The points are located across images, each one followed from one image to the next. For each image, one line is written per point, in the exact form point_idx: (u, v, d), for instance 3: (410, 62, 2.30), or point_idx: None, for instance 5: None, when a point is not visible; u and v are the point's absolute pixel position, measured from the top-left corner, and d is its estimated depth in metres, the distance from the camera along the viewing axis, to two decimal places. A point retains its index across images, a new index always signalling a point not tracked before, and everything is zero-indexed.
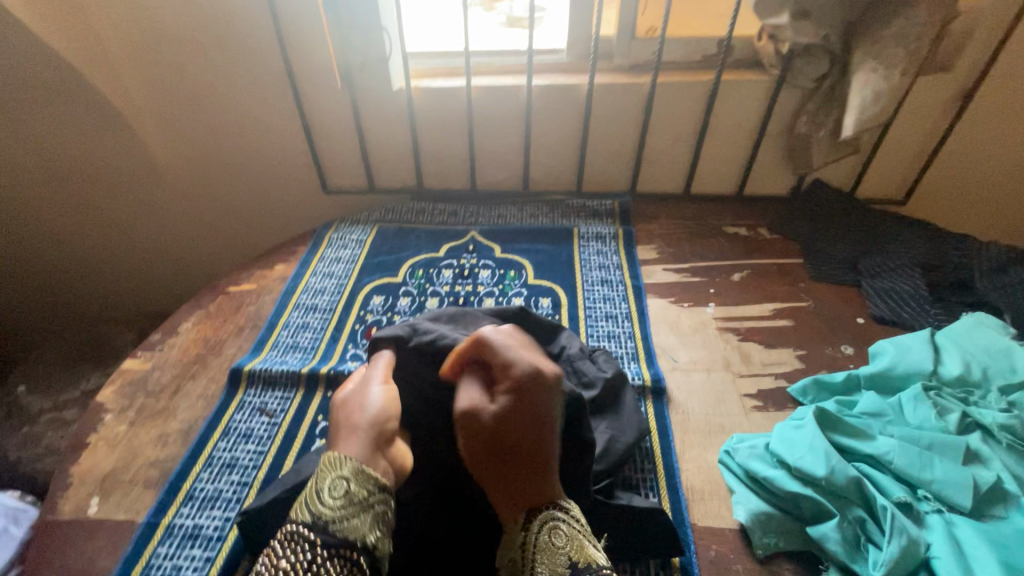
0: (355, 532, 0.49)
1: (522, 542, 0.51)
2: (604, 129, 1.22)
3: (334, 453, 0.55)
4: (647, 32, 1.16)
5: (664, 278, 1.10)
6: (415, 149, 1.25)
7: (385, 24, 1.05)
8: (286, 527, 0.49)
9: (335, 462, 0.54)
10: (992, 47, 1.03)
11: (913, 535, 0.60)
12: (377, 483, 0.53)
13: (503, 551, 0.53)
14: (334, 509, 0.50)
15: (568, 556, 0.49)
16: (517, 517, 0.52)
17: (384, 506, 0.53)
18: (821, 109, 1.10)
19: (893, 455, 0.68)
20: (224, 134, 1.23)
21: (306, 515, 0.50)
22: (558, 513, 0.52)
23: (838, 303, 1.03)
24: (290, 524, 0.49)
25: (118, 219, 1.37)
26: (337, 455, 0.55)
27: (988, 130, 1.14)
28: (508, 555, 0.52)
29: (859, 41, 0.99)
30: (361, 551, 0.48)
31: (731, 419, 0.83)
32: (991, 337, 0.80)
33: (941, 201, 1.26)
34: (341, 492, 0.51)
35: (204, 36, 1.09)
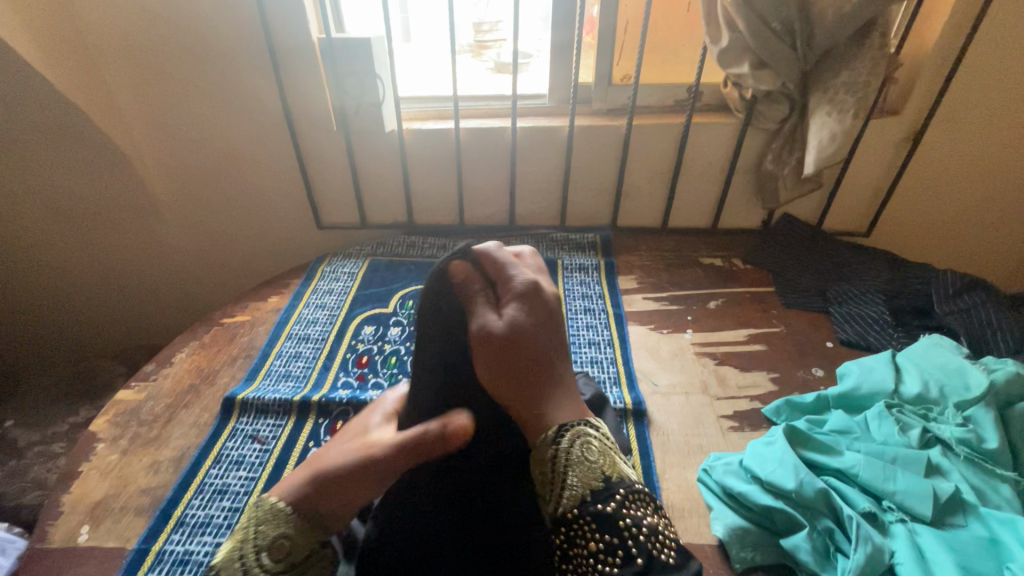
0: None
1: (554, 457, 0.54)
2: (585, 168, 1.29)
3: (273, 500, 0.56)
4: (622, 79, 1.26)
5: (644, 306, 1.15)
6: (406, 186, 1.31)
7: (379, 72, 1.13)
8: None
9: (275, 516, 0.54)
10: (935, 93, 1.13)
11: (877, 543, 0.64)
12: (318, 542, 0.55)
13: (533, 465, 0.55)
14: (274, 570, 0.52)
15: (603, 470, 0.54)
16: (550, 430, 0.55)
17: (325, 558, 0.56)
18: (785, 148, 1.18)
19: (859, 468, 0.72)
20: (223, 173, 1.28)
21: (242, 572, 0.52)
22: (592, 432, 0.56)
23: (808, 328, 1.09)
24: None
25: (115, 254, 1.41)
26: (279, 505, 0.55)
27: (939, 166, 1.23)
28: (539, 469, 0.54)
29: (813, 88, 1.08)
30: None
31: (709, 440, 0.87)
32: (945, 356, 0.86)
33: (901, 233, 1.34)
34: (280, 552, 0.53)
35: (209, 84, 1.16)
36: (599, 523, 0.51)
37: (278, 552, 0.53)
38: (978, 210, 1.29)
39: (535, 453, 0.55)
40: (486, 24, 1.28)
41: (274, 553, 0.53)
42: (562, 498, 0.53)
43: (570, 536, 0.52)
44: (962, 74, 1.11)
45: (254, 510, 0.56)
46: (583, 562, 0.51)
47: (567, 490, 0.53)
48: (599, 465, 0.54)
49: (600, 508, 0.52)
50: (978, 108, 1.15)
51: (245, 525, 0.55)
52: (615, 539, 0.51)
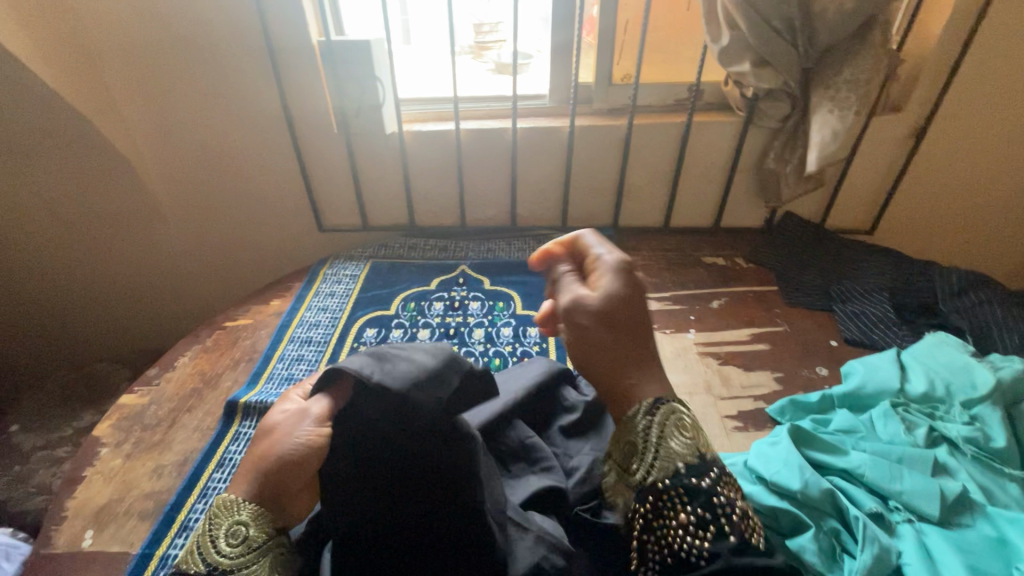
0: None
1: (644, 428, 0.58)
2: (586, 168, 1.29)
3: (226, 495, 0.57)
4: (622, 79, 1.26)
5: (646, 306, 1.15)
6: (407, 188, 1.31)
7: (379, 74, 1.13)
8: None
9: (231, 506, 0.56)
10: (938, 90, 1.13)
11: (884, 543, 0.64)
12: (274, 528, 0.56)
13: (622, 434, 0.60)
14: (233, 556, 0.53)
15: (694, 447, 0.57)
16: (646, 406, 0.60)
17: (283, 546, 0.57)
18: (787, 146, 1.18)
19: (864, 468, 0.71)
20: (224, 176, 1.28)
21: (203, 563, 0.53)
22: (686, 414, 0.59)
23: (812, 327, 1.08)
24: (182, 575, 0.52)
25: (118, 258, 1.41)
26: (232, 498, 0.57)
27: (942, 162, 1.22)
28: (628, 437, 0.59)
29: (815, 86, 1.07)
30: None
31: (713, 440, 0.86)
32: (951, 354, 0.86)
33: (905, 230, 1.34)
34: (238, 538, 0.54)
35: (210, 88, 1.16)
36: (690, 497, 0.54)
37: (235, 539, 0.54)
38: (982, 207, 1.28)
39: (624, 426, 0.60)
40: (487, 25, 1.28)
41: (232, 540, 0.54)
42: (648, 468, 0.57)
43: (658, 508, 0.55)
44: (965, 70, 1.10)
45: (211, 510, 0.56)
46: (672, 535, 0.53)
47: (655, 460, 0.57)
48: (690, 443, 0.56)
49: (688, 483, 0.55)
50: (982, 104, 1.14)
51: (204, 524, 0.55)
52: (708, 515, 0.53)
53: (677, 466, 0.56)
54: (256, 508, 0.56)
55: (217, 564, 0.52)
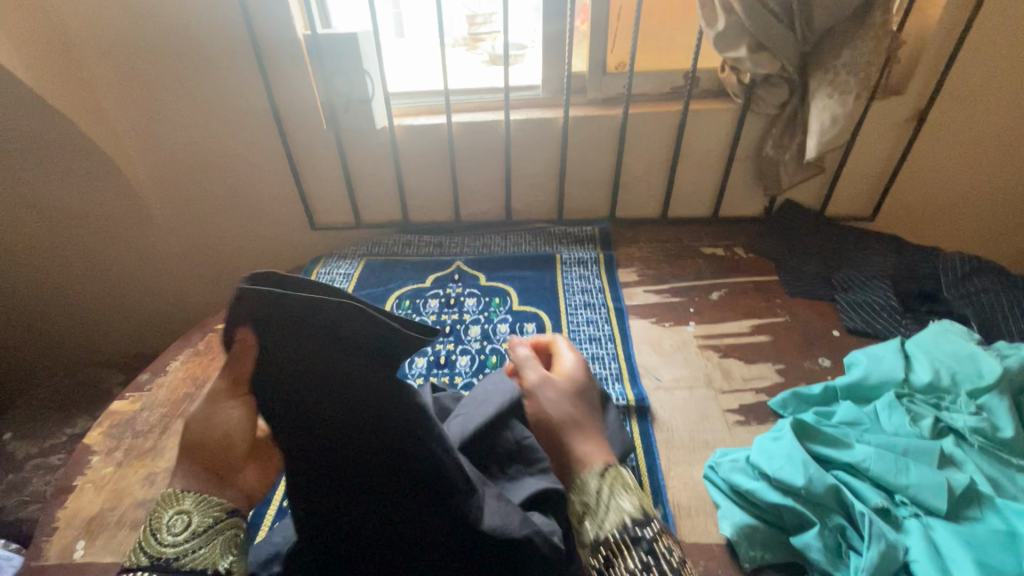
0: (206, 559, 0.49)
1: (596, 487, 0.55)
2: (581, 159, 1.27)
3: (167, 489, 0.54)
4: (617, 67, 1.23)
5: (645, 299, 1.13)
6: (399, 183, 1.29)
7: (367, 68, 1.11)
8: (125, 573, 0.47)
9: (171, 497, 0.53)
10: (939, 71, 1.10)
11: (891, 539, 0.62)
12: (222, 510, 0.54)
13: (575, 496, 0.56)
14: (182, 541, 0.50)
15: (638, 503, 0.53)
16: (591, 471, 0.56)
17: (234, 529, 0.53)
18: (785, 133, 1.15)
19: (870, 462, 0.70)
20: (213, 176, 1.26)
21: (145, 557, 0.48)
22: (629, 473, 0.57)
23: (814, 317, 1.06)
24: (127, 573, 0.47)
25: (108, 261, 1.39)
26: (173, 491, 0.54)
27: (943, 145, 1.20)
28: (581, 499, 0.56)
29: (814, 70, 1.05)
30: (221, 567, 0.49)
31: (715, 435, 0.85)
32: (956, 343, 0.84)
33: (907, 216, 1.31)
34: (182, 526, 0.51)
35: (194, 85, 1.14)
36: (634, 545, 0.51)
37: (180, 525, 0.51)
38: (984, 191, 1.26)
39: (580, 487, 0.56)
40: (480, 16, 1.26)
41: (175, 527, 0.51)
42: (601, 525, 0.53)
43: (606, 560, 0.51)
44: (966, 52, 1.08)
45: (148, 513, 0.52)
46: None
47: (604, 515, 0.53)
48: (636, 499, 0.54)
49: (633, 534, 0.51)
50: (984, 86, 1.12)
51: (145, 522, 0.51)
52: (649, 560, 0.50)
53: (618, 517, 0.52)
54: (193, 492, 0.54)
55: (168, 553, 0.48)
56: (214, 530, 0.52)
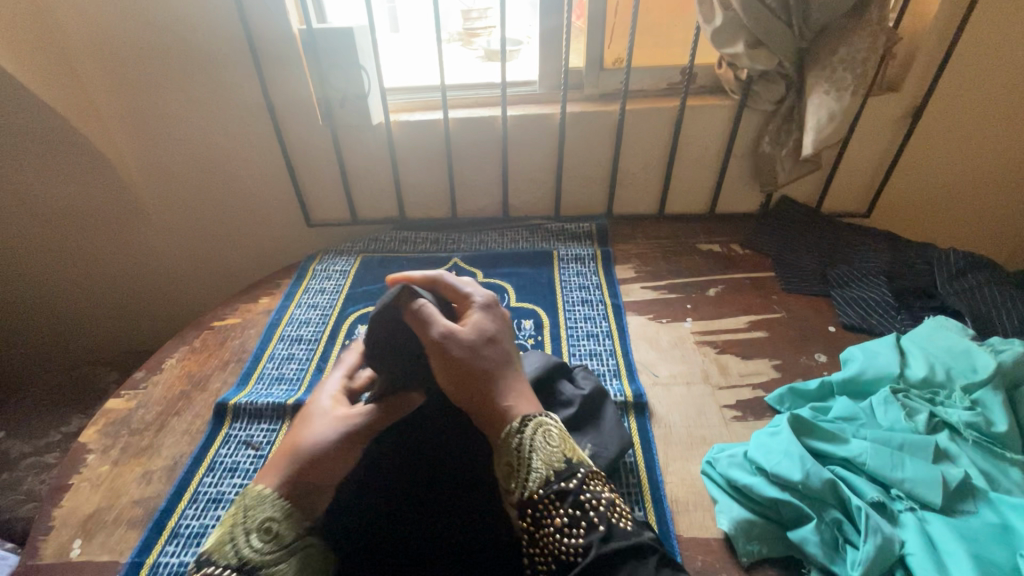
0: None
1: (520, 442, 0.60)
2: (578, 156, 1.27)
3: (259, 487, 0.62)
4: (614, 63, 1.22)
5: (642, 296, 1.13)
6: (396, 180, 1.28)
7: (363, 63, 1.10)
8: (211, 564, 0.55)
9: (264, 501, 0.60)
10: (935, 67, 1.10)
11: (887, 533, 0.63)
12: (304, 528, 0.60)
13: (499, 454, 0.60)
14: (263, 551, 0.57)
15: (562, 455, 0.60)
16: (511, 425, 0.61)
17: (311, 547, 0.60)
18: (782, 130, 1.16)
19: (866, 457, 0.70)
20: (206, 172, 1.25)
21: (234, 556, 0.56)
22: (549, 421, 0.63)
23: (810, 313, 1.07)
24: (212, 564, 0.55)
25: (102, 258, 1.38)
26: (266, 492, 0.62)
27: (938, 142, 1.20)
28: (506, 458, 0.60)
29: (811, 66, 1.05)
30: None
31: (712, 430, 0.85)
32: (951, 338, 0.84)
33: (902, 212, 1.32)
34: (268, 535, 0.58)
35: (187, 80, 1.12)
36: (561, 500, 0.57)
37: (264, 535, 0.58)
38: (977, 188, 1.27)
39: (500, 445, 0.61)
40: (475, 11, 1.24)
41: (260, 536, 0.58)
42: (528, 481, 0.58)
43: (536, 517, 0.57)
44: (961, 48, 1.08)
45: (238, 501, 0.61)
46: (550, 539, 0.56)
47: (531, 472, 0.59)
48: (557, 452, 0.60)
49: (558, 486, 0.58)
50: (979, 83, 1.12)
51: (234, 513, 0.60)
52: (577, 513, 0.56)
53: (540, 474, 0.59)
54: (285, 503, 0.61)
55: (247, 561, 0.56)
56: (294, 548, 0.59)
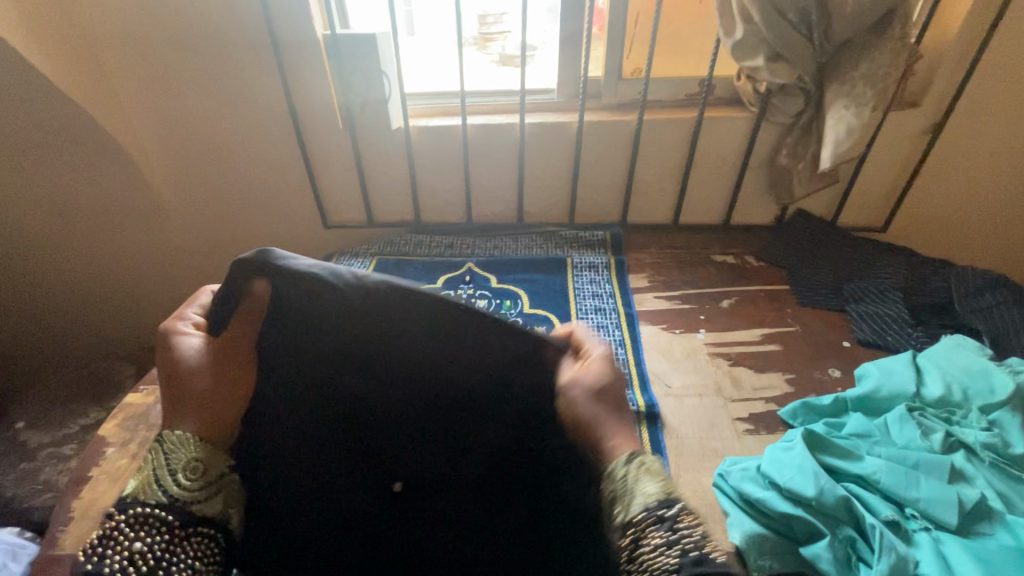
0: (203, 510, 0.56)
1: (622, 472, 0.54)
2: (594, 164, 1.27)
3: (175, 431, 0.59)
4: (632, 73, 1.23)
5: (655, 305, 1.14)
6: (413, 184, 1.29)
7: (385, 69, 1.11)
8: (140, 506, 0.54)
9: (184, 442, 0.59)
10: (956, 84, 1.10)
11: (901, 552, 0.62)
12: (228, 464, 0.60)
13: (605, 481, 0.55)
14: (191, 489, 0.56)
15: (665, 486, 0.52)
16: (618, 457, 0.55)
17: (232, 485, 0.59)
18: (799, 143, 1.16)
19: (880, 474, 0.70)
20: (227, 171, 1.27)
21: (162, 495, 0.55)
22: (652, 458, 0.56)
23: (824, 328, 1.07)
24: (138, 505, 0.54)
25: (122, 254, 1.41)
26: (184, 434, 0.59)
27: (957, 160, 1.20)
28: (611, 487, 0.54)
29: (830, 81, 1.05)
30: (220, 526, 0.57)
31: (724, 443, 0.85)
32: (969, 358, 0.83)
33: (918, 229, 1.31)
34: (194, 471, 0.57)
35: (212, 81, 1.14)
36: (663, 533, 0.49)
37: (190, 472, 0.57)
38: (996, 206, 1.26)
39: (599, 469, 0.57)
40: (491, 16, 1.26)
41: (187, 473, 0.57)
42: (628, 508, 0.52)
43: (637, 548, 0.50)
44: (984, 65, 1.08)
45: (156, 441, 0.59)
46: (651, 567, 0.48)
47: (636, 498, 0.52)
48: (660, 482, 0.53)
49: (659, 515, 0.50)
50: (1001, 100, 1.11)
51: (150, 458, 0.58)
52: (677, 548, 0.48)
53: (644, 497, 0.51)
54: (203, 442, 0.59)
55: (173, 499, 0.55)
56: (223, 483, 0.58)
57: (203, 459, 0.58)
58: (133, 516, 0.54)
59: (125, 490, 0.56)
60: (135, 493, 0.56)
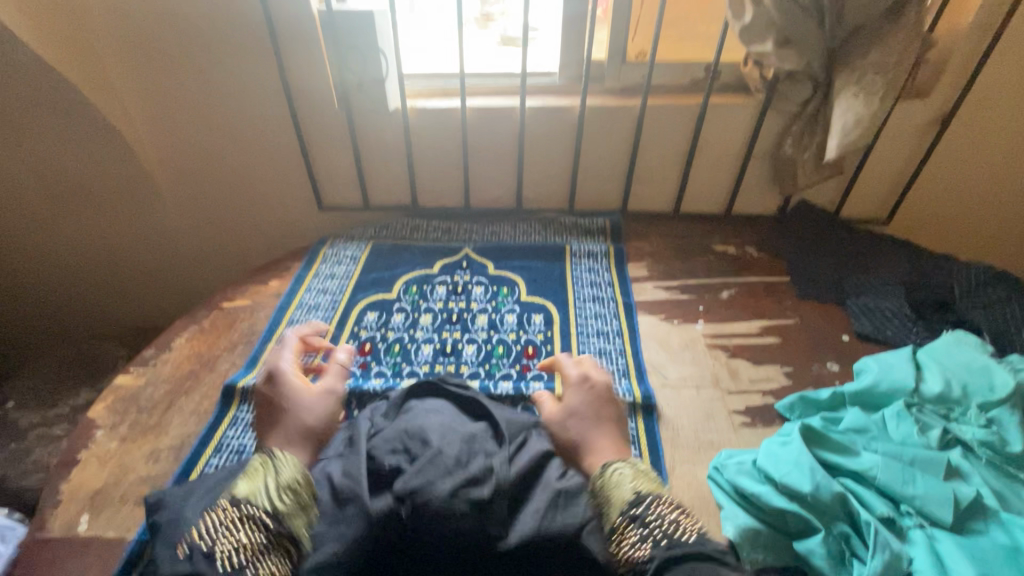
0: (297, 527, 0.62)
1: (597, 484, 0.67)
2: (595, 150, 1.25)
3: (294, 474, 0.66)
4: (637, 57, 1.20)
5: (654, 295, 1.12)
6: (410, 167, 1.27)
7: (383, 47, 1.08)
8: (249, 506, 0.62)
9: (290, 465, 0.66)
10: (967, 74, 1.08)
11: (895, 549, 0.62)
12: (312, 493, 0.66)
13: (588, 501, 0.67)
14: (286, 505, 0.63)
15: (636, 486, 0.65)
16: (597, 473, 0.69)
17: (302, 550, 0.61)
18: (805, 132, 1.13)
19: (876, 470, 0.69)
20: (220, 150, 1.24)
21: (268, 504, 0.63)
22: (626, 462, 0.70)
23: (824, 321, 1.06)
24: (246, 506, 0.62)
25: (113, 233, 1.38)
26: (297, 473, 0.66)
27: (964, 153, 1.18)
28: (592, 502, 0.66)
29: (839, 69, 1.02)
30: (298, 549, 0.62)
31: (720, 436, 0.85)
32: (970, 354, 0.83)
33: (921, 222, 1.30)
34: (287, 495, 0.63)
35: (203, 56, 1.11)
36: (634, 524, 0.61)
37: (290, 493, 0.63)
38: (1001, 200, 1.25)
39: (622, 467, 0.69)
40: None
41: (286, 493, 0.63)
42: (606, 518, 0.64)
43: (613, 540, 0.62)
44: (997, 55, 1.05)
45: (266, 458, 0.68)
46: (625, 546, 0.60)
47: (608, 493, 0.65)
48: (634, 474, 0.67)
49: (631, 513, 0.62)
50: (1012, 91, 1.09)
51: (262, 468, 0.66)
52: (647, 531, 0.61)
53: (620, 504, 0.64)
54: (305, 472, 0.66)
55: (275, 509, 0.62)
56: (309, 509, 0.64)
57: (302, 482, 0.65)
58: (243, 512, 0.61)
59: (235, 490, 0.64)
60: (247, 496, 0.63)
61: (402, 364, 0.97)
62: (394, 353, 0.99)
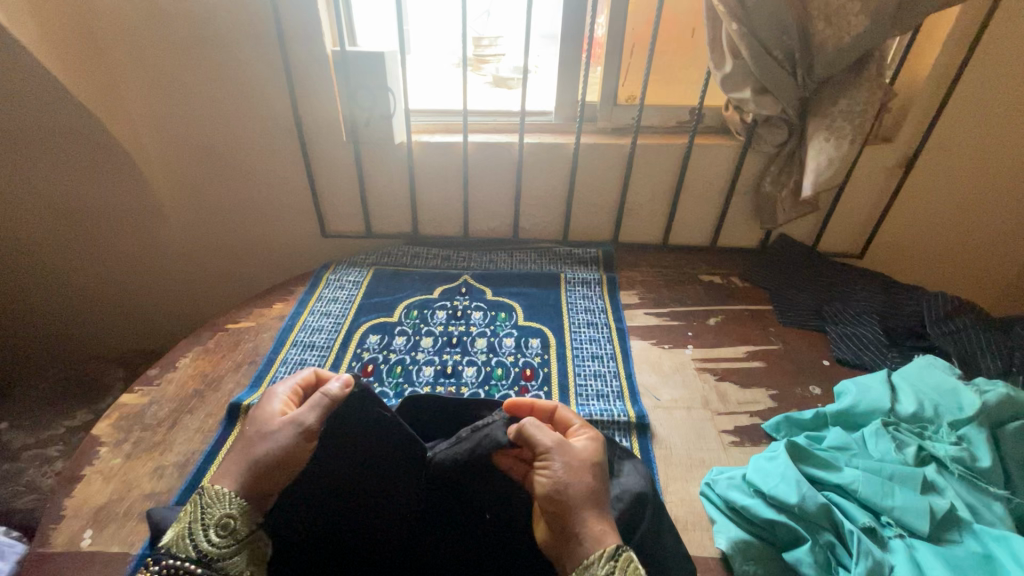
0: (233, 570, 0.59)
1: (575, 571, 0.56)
2: (589, 185, 1.32)
3: (218, 487, 0.62)
4: (627, 99, 1.29)
5: (645, 321, 1.17)
6: (413, 197, 1.33)
7: (391, 86, 1.16)
8: (172, 558, 0.58)
9: (220, 498, 0.61)
10: (928, 122, 1.18)
11: (878, 557, 0.66)
12: (258, 522, 0.62)
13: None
14: (220, 547, 0.59)
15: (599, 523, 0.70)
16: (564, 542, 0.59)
17: (261, 540, 0.63)
18: (783, 171, 1.22)
19: (858, 484, 0.74)
20: (230, 179, 1.29)
21: (193, 549, 0.58)
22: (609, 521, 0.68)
23: (805, 347, 1.12)
24: (171, 557, 0.57)
25: (117, 256, 1.41)
26: (223, 490, 0.62)
27: (929, 192, 1.27)
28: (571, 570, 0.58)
29: (812, 114, 1.12)
30: None
31: (711, 454, 0.88)
32: (939, 377, 0.89)
33: (892, 256, 1.39)
34: (223, 529, 0.60)
35: (220, 90, 1.17)
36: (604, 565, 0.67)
37: (223, 529, 0.60)
38: (964, 235, 1.34)
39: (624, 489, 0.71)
40: (485, 39, 1.30)
41: (219, 531, 0.60)
42: None
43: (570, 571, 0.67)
44: (954, 105, 1.15)
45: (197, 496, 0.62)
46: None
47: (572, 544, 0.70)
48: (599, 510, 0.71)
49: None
50: (969, 137, 1.19)
51: (192, 511, 0.61)
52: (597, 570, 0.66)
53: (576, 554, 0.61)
54: (241, 499, 0.62)
55: (207, 552, 0.58)
56: (247, 539, 0.61)
57: (237, 516, 0.61)
58: (168, 564, 0.57)
59: (162, 539, 0.59)
60: (172, 545, 0.59)
61: (404, 385, 1.00)
62: (396, 374, 1.02)
